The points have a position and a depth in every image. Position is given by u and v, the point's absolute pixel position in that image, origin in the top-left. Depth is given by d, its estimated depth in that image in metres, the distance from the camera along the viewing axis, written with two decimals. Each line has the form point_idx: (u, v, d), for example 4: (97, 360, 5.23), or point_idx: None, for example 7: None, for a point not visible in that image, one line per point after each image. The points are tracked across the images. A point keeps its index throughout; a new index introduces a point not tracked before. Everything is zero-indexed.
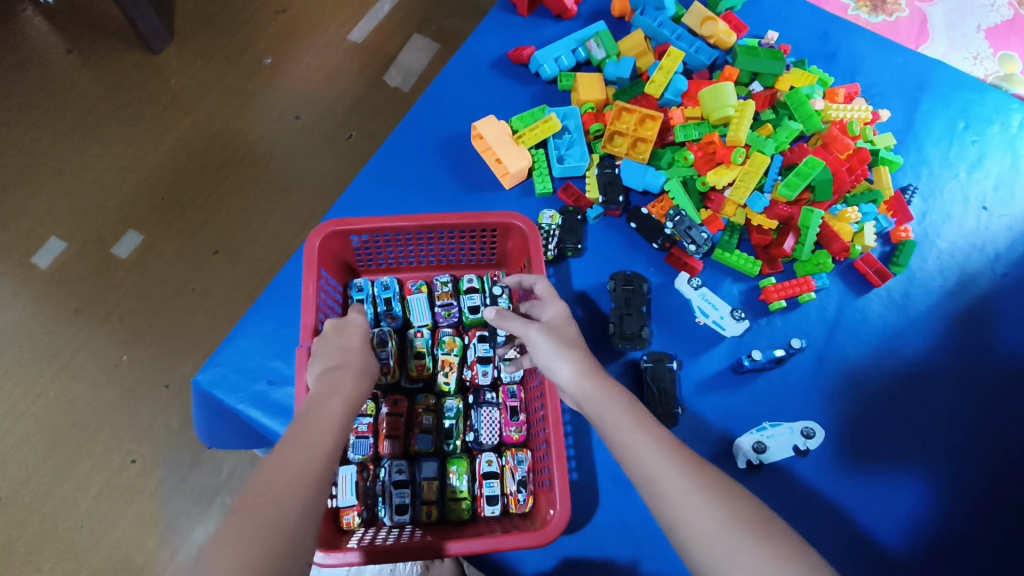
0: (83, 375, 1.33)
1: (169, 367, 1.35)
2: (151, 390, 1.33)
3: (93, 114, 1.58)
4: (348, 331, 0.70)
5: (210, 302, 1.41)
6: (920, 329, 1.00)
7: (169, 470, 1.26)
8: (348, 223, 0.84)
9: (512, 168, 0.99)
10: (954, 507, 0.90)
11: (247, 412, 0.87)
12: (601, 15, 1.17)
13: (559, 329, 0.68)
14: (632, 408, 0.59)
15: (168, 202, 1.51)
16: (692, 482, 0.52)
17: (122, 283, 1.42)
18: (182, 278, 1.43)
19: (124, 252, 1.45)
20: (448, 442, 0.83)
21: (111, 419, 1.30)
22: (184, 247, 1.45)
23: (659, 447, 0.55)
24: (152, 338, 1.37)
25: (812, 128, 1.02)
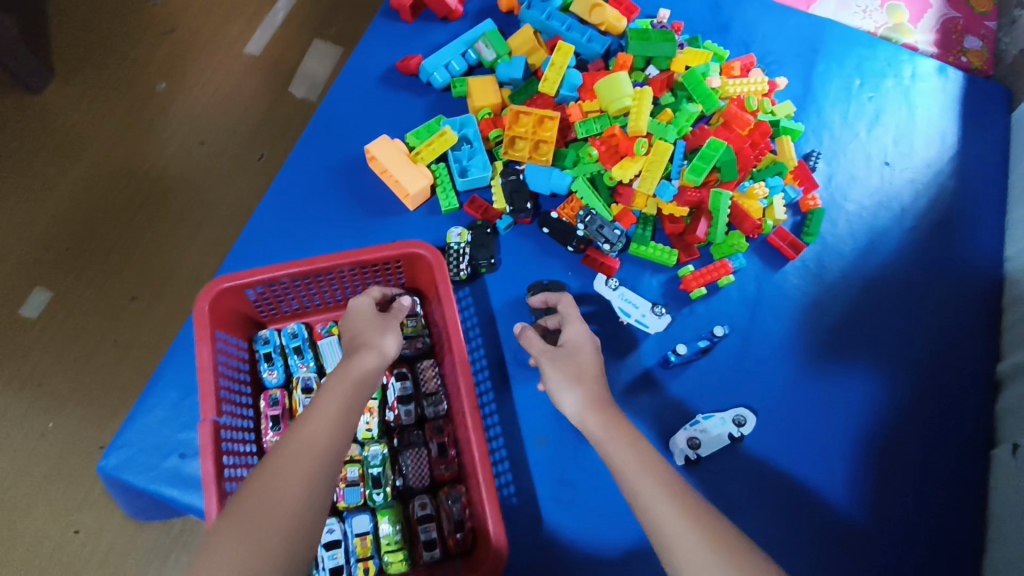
0: (6, 451, 1.24)
1: (101, 427, 1.26)
2: (84, 453, 1.24)
3: None
4: (364, 313, 0.72)
5: (133, 352, 1.33)
6: (837, 295, 1.01)
7: (116, 534, 1.18)
8: (238, 278, 0.79)
9: (411, 189, 0.94)
10: (887, 467, 0.92)
11: (161, 491, 0.82)
12: (489, 12, 1.13)
13: (574, 356, 0.70)
14: (639, 449, 0.61)
15: (73, 252, 1.41)
16: (695, 525, 0.53)
17: (34, 346, 1.32)
18: (101, 331, 1.34)
19: (34, 311, 1.35)
20: (378, 491, 0.79)
21: (45, 491, 1.21)
22: (98, 297, 1.37)
23: (641, 457, 0.60)
24: (76, 399, 1.28)
25: (711, 108, 1.01)
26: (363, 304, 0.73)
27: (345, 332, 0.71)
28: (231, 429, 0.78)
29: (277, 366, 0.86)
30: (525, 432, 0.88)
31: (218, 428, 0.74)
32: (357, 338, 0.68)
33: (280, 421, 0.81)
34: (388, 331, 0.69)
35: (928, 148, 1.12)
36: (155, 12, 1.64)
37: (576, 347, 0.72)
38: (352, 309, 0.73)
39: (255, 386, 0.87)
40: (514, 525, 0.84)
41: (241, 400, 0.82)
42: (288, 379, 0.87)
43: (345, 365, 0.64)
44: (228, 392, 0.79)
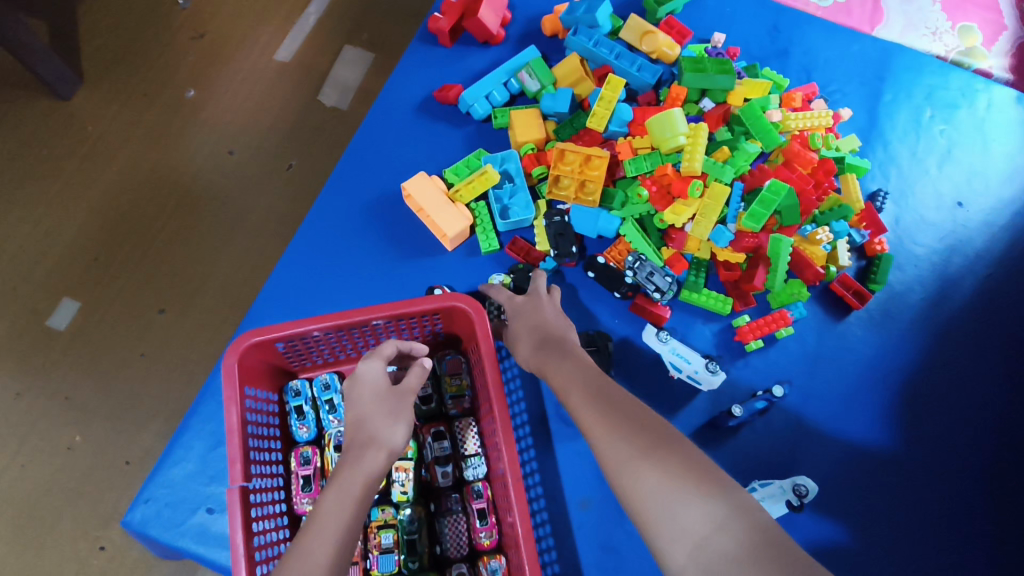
0: (37, 463, 1.22)
1: (128, 442, 1.25)
2: (111, 468, 1.23)
3: (10, 173, 1.44)
4: (373, 391, 0.66)
5: (162, 367, 1.30)
6: (905, 349, 0.93)
7: (143, 551, 1.16)
8: (268, 332, 0.75)
9: (450, 232, 0.89)
10: (959, 538, 0.85)
11: (189, 549, 0.79)
12: (532, 36, 1.07)
13: (522, 316, 0.75)
14: (574, 369, 0.64)
15: (103, 263, 1.39)
16: (612, 425, 0.56)
17: (63, 358, 1.30)
18: (128, 343, 1.32)
19: (62, 323, 1.34)
20: (413, 559, 0.74)
21: (73, 505, 1.20)
22: (126, 309, 1.34)
23: (576, 375, 0.63)
24: (104, 413, 1.26)
25: (771, 144, 0.94)
26: (375, 376, 0.67)
27: (349, 414, 0.66)
28: (260, 491, 0.74)
29: (309, 420, 0.81)
30: (568, 494, 0.83)
31: (246, 494, 0.70)
32: (362, 433, 0.62)
33: (311, 482, 0.77)
34: (398, 421, 0.64)
35: (1003, 185, 1.03)
36: (185, 18, 1.60)
37: (526, 312, 0.75)
38: (360, 382, 0.66)
39: (286, 440, 0.83)
40: None
41: (271, 457, 0.78)
42: (320, 433, 0.83)
43: (348, 464, 0.60)
44: (257, 452, 0.75)
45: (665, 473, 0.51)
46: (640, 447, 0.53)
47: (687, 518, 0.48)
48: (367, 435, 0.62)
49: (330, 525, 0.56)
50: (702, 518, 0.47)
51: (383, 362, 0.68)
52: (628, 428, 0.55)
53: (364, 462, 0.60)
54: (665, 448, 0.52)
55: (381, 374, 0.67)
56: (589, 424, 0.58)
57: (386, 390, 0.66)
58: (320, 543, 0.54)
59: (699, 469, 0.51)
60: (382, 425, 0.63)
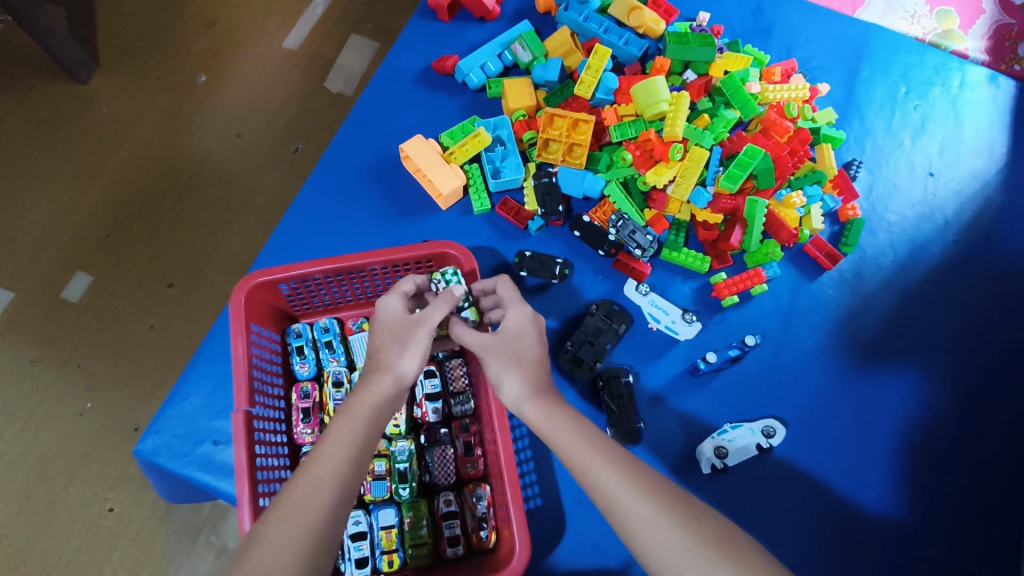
0: (49, 426, 1.29)
1: (136, 409, 1.31)
2: (121, 433, 1.29)
3: (27, 153, 1.51)
4: (388, 324, 0.69)
5: (171, 337, 1.37)
6: (874, 308, 0.99)
7: (149, 511, 1.22)
8: (273, 273, 0.81)
9: (444, 189, 0.95)
10: (919, 486, 0.90)
11: (195, 477, 0.84)
12: (526, 14, 1.12)
13: (513, 341, 0.67)
14: (576, 417, 0.61)
15: (115, 238, 1.45)
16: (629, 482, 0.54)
17: (76, 327, 1.37)
18: (138, 315, 1.38)
19: (75, 295, 1.40)
20: (404, 486, 0.80)
21: (83, 467, 1.26)
22: (137, 282, 1.40)
23: (578, 426, 0.59)
24: (115, 380, 1.33)
25: (749, 114, 0.99)
26: (393, 311, 0.70)
27: (369, 344, 0.69)
28: (263, 419, 0.79)
29: (309, 359, 0.87)
30: None
31: (250, 419, 0.75)
32: (376, 360, 0.66)
33: (310, 414, 0.83)
34: (407, 351, 0.66)
35: (974, 159, 1.08)
36: (197, 6, 1.67)
37: (517, 332, 0.68)
38: (377, 316, 0.69)
39: (287, 379, 0.88)
40: (537, 529, 0.84)
41: (273, 391, 0.84)
42: (319, 372, 0.88)
43: (358, 395, 0.63)
44: (260, 384, 0.81)
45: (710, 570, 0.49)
46: (682, 536, 0.51)
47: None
48: (380, 362, 0.66)
49: (347, 437, 0.59)
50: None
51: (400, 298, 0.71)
52: (667, 513, 0.52)
53: (377, 384, 0.64)
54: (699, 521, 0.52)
55: (397, 308, 0.69)
56: (620, 500, 0.53)
57: (401, 322, 0.69)
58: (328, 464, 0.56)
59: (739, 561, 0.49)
60: (395, 352, 0.66)
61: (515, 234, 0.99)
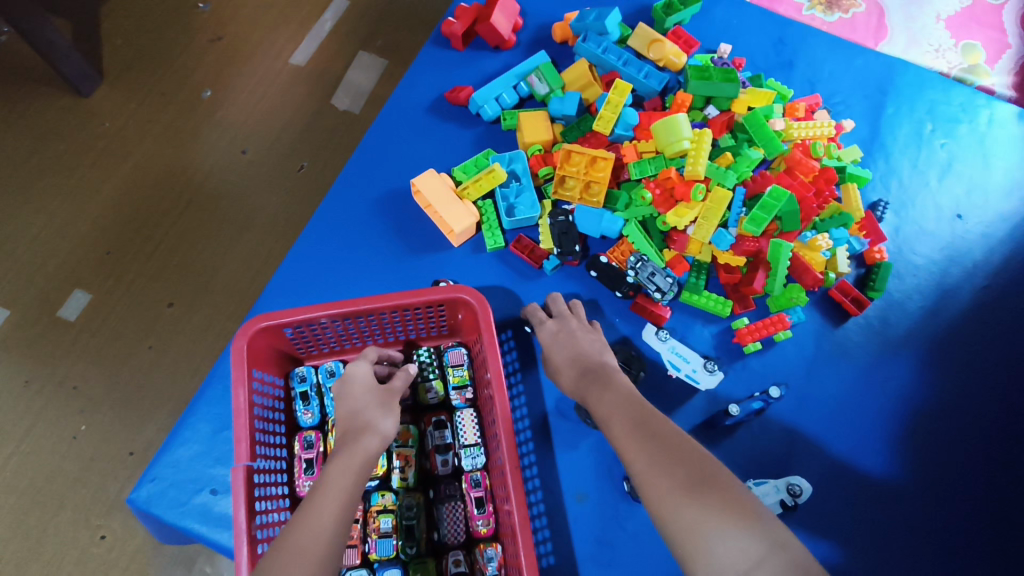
0: (41, 451, 1.24)
1: (132, 434, 1.27)
2: (114, 459, 1.24)
3: (27, 167, 1.48)
4: (365, 386, 0.70)
5: (169, 360, 1.33)
6: (903, 355, 0.95)
7: (142, 542, 1.18)
8: (278, 317, 0.77)
9: (457, 228, 0.91)
10: (951, 545, 0.85)
11: (191, 528, 0.80)
12: (543, 42, 1.09)
13: (566, 335, 0.78)
14: (600, 380, 0.68)
15: (115, 256, 1.41)
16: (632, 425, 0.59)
17: (71, 348, 1.33)
18: (136, 336, 1.34)
19: (72, 313, 1.36)
20: (411, 544, 0.75)
21: (75, 493, 1.21)
22: (136, 302, 1.37)
23: (600, 385, 0.67)
24: (109, 404, 1.28)
25: (773, 152, 0.96)
26: (363, 374, 0.72)
27: (340, 408, 0.69)
28: (264, 472, 0.75)
29: (313, 406, 0.83)
30: (565, 487, 0.84)
31: (251, 474, 0.71)
32: (360, 417, 0.66)
33: (313, 465, 0.79)
34: (390, 411, 0.68)
35: (1004, 200, 1.05)
36: (204, 20, 1.64)
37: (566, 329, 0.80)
38: (353, 379, 0.71)
39: (290, 425, 0.84)
40: None
41: (275, 440, 0.80)
42: (324, 419, 0.84)
43: (345, 449, 0.62)
44: (262, 433, 0.77)
45: (702, 508, 0.50)
46: (678, 482, 0.52)
47: (723, 552, 0.47)
48: (362, 420, 0.66)
49: (341, 486, 0.58)
50: (741, 555, 0.47)
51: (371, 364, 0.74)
52: (669, 461, 0.54)
53: (366, 439, 0.63)
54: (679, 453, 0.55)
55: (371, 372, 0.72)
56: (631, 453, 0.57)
57: (376, 387, 0.71)
58: (327, 504, 0.56)
59: (742, 507, 0.49)
60: (377, 413, 0.67)
61: (529, 274, 0.95)
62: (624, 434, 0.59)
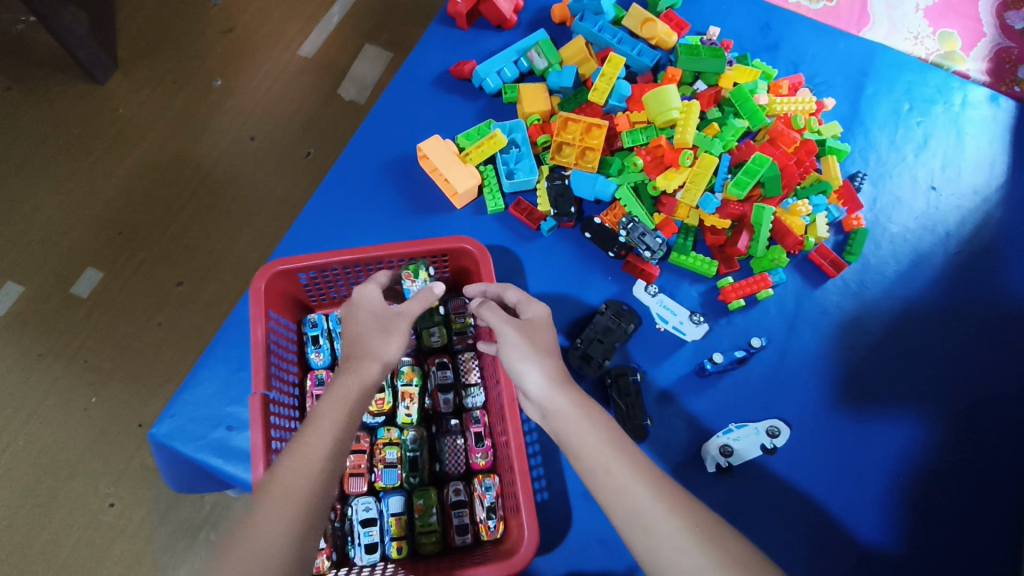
0: (54, 419, 1.29)
1: (142, 405, 1.32)
2: (125, 429, 1.30)
3: (44, 151, 1.54)
4: (370, 310, 0.73)
5: (179, 334, 1.39)
6: (877, 315, 1.01)
7: (151, 507, 1.23)
8: (293, 262, 0.83)
9: (460, 188, 0.97)
10: (919, 491, 0.91)
11: (208, 460, 0.85)
12: (542, 23, 1.16)
13: (538, 331, 0.70)
14: (578, 398, 0.63)
15: (128, 235, 1.47)
16: (625, 461, 0.58)
17: (85, 322, 1.38)
18: (147, 312, 1.40)
19: (85, 290, 1.42)
20: (415, 474, 0.81)
21: (87, 461, 1.27)
22: (148, 280, 1.43)
23: (580, 405, 0.62)
24: (122, 375, 1.34)
25: (757, 124, 1.02)
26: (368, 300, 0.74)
27: (348, 327, 0.73)
28: (279, 405, 0.81)
29: (324, 348, 0.88)
30: None
31: (267, 402, 0.77)
32: (357, 346, 0.70)
33: None
34: (391, 333, 0.71)
35: (975, 175, 1.11)
36: (216, 13, 1.71)
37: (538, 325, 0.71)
38: (358, 304, 0.74)
39: (302, 367, 0.90)
40: (544, 520, 0.85)
41: (289, 379, 0.85)
42: (334, 361, 0.90)
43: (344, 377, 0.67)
44: (277, 369, 0.82)
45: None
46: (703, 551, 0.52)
47: None
48: (360, 351, 0.69)
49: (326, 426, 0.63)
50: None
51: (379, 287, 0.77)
52: (692, 529, 0.53)
53: (361, 372, 0.67)
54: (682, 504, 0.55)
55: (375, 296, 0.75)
56: (648, 512, 0.54)
57: (381, 309, 0.74)
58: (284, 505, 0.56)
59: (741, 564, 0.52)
60: (376, 340, 0.70)
61: (527, 235, 1.01)
62: (637, 486, 0.56)
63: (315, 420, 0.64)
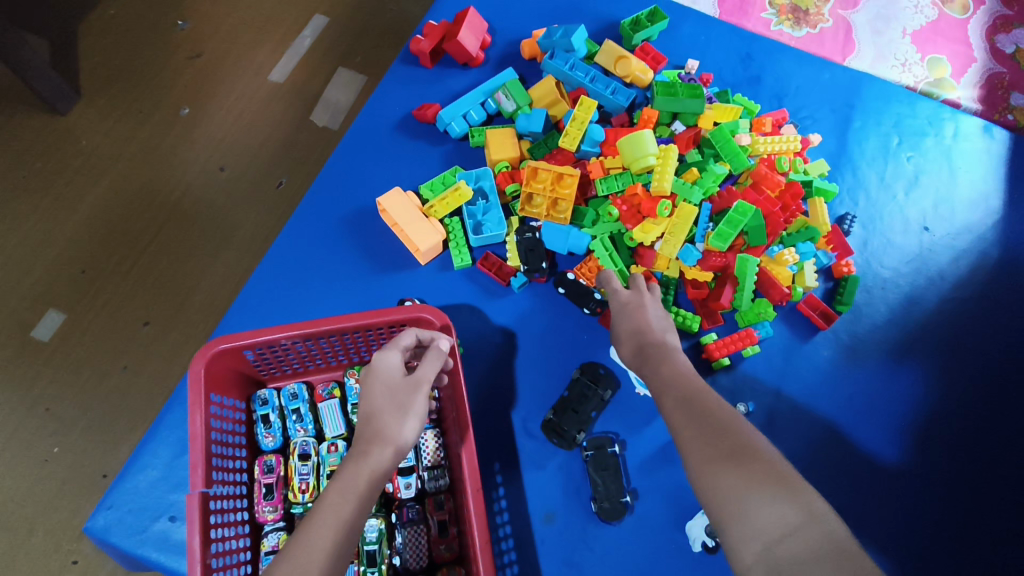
0: (11, 475, 1.21)
1: (105, 456, 1.24)
2: (87, 483, 1.22)
3: (1, 187, 1.46)
4: (385, 382, 0.63)
5: (144, 379, 1.31)
6: (872, 368, 0.95)
7: (114, 568, 1.15)
8: (236, 340, 0.76)
9: (423, 246, 0.91)
10: (923, 557, 0.86)
11: (149, 556, 0.79)
12: (511, 59, 1.10)
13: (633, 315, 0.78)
14: (657, 355, 0.70)
15: (90, 275, 1.39)
16: (678, 395, 0.62)
17: (44, 369, 1.30)
18: (110, 355, 1.32)
19: (45, 334, 1.34)
20: (372, 570, 0.74)
21: (47, 519, 1.18)
22: (111, 321, 1.35)
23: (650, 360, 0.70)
24: (83, 426, 1.26)
25: (739, 167, 0.96)
26: (390, 368, 0.65)
27: (365, 397, 0.63)
28: (221, 499, 0.74)
29: (274, 428, 0.82)
30: (531, 507, 0.83)
31: (206, 501, 0.70)
32: (371, 424, 0.61)
33: (273, 491, 0.78)
34: (410, 414, 0.62)
35: (970, 212, 1.05)
36: (183, 38, 1.63)
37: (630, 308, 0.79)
38: (373, 371, 0.64)
39: (252, 449, 0.83)
40: None
41: (235, 465, 0.78)
42: (286, 443, 0.84)
43: (355, 467, 0.57)
44: (220, 458, 0.75)
45: (740, 480, 0.51)
46: (725, 452, 0.53)
47: (760, 516, 0.48)
48: (379, 428, 0.60)
49: (334, 514, 0.53)
50: (778, 521, 0.47)
51: (400, 353, 0.67)
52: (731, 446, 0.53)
53: (372, 455, 0.58)
54: (722, 426, 0.56)
55: (397, 363, 0.65)
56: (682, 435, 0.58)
57: (400, 383, 0.64)
58: None
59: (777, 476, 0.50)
60: (393, 419, 0.61)
61: (496, 291, 0.95)
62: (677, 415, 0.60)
63: (327, 500, 0.54)
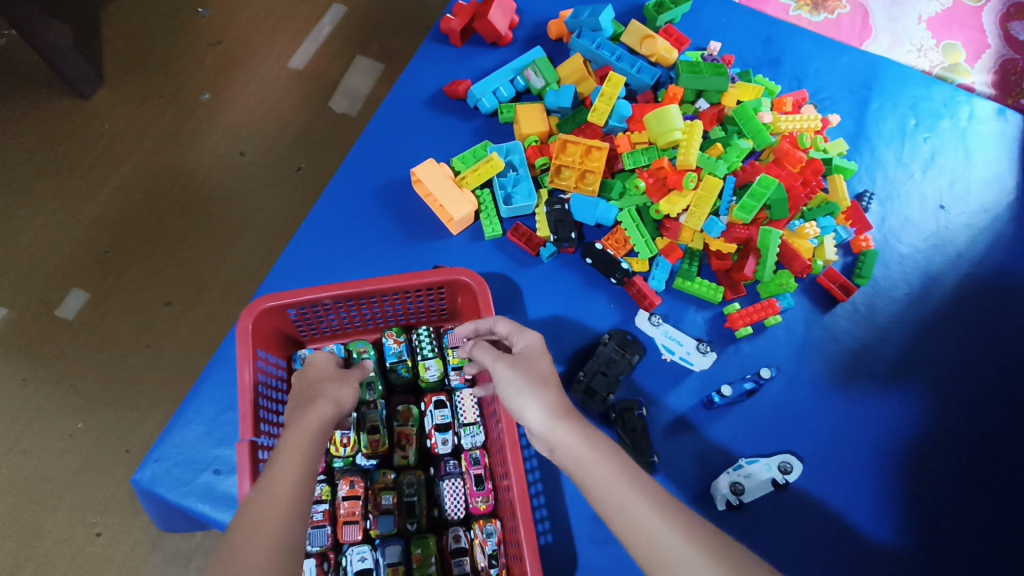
0: (38, 448, 1.24)
1: (129, 431, 1.26)
2: (111, 456, 1.24)
3: (27, 168, 1.49)
4: (316, 371, 0.70)
5: (167, 356, 1.33)
6: (890, 340, 0.98)
7: (139, 538, 1.18)
8: (282, 298, 0.79)
9: (456, 215, 0.93)
10: (938, 522, 0.88)
11: (195, 507, 0.81)
12: (538, 39, 1.13)
13: (531, 361, 0.65)
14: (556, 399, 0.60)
15: (114, 254, 1.42)
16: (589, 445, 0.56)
17: (70, 345, 1.33)
18: (134, 334, 1.35)
19: (70, 312, 1.36)
20: (411, 520, 0.77)
21: (72, 491, 1.21)
22: (135, 300, 1.37)
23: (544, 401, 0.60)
24: (108, 401, 1.28)
25: (762, 144, 0.99)
26: (322, 360, 0.72)
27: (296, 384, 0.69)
28: (268, 449, 0.77)
29: None
30: (563, 467, 0.86)
31: (254, 448, 0.73)
32: (309, 389, 0.65)
33: None
34: (346, 382, 0.67)
35: (985, 193, 1.08)
36: (204, 25, 1.66)
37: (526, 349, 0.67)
38: (305, 367, 0.71)
39: None
40: (549, 564, 0.82)
41: (278, 420, 0.81)
42: None
43: (303, 417, 0.61)
44: (266, 411, 0.78)
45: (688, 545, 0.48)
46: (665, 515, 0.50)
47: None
48: (314, 390, 0.66)
49: (301, 453, 0.57)
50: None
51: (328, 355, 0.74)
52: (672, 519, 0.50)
53: (317, 408, 0.62)
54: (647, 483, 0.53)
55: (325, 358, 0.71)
56: (614, 495, 0.52)
57: (326, 370, 0.70)
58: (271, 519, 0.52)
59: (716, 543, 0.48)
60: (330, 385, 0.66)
61: (526, 261, 0.98)
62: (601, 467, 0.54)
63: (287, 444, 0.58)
